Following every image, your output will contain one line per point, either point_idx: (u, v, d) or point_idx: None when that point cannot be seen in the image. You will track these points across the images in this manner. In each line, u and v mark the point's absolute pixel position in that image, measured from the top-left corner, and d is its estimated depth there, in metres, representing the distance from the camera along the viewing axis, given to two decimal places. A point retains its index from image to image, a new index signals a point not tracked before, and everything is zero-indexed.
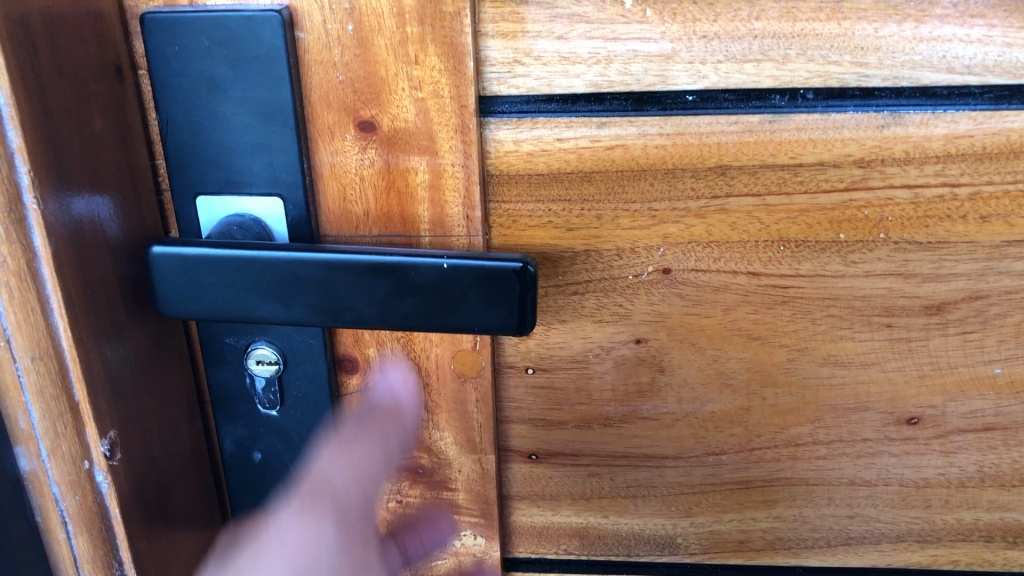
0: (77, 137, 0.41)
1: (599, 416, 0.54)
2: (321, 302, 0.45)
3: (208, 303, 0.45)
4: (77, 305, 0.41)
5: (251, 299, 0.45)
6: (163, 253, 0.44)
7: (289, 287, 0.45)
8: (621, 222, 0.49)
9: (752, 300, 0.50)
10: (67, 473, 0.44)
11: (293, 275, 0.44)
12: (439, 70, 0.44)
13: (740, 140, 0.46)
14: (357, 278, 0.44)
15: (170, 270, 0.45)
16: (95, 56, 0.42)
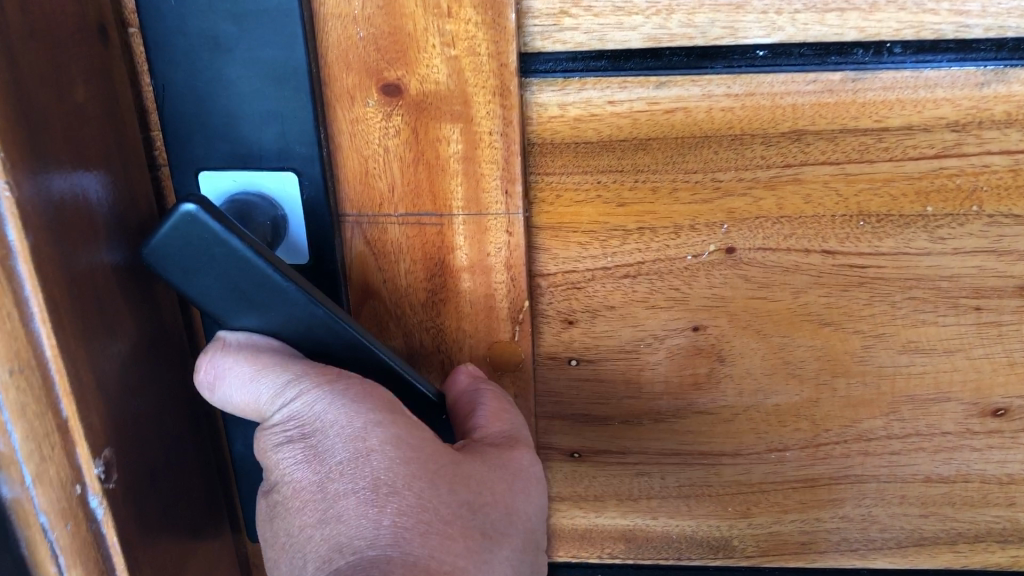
0: (56, 101, 0.35)
1: (650, 411, 0.48)
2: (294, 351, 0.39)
3: (194, 287, 0.37)
4: (61, 307, 0.35)
5: (241, 310, 0.38)
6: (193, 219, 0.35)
7: (284, 321, 0.38)
8: (679, 196, 0.43)
9: (825, 282, 0.45)
10: (57, 500, 0.37)
11: (304, 325, 0.38)
12: (476, 23, 0.39)
13: (818, 101, 0.41)
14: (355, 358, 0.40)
15: (180, 240, 0.35)
16: (70, 12, 0.36)
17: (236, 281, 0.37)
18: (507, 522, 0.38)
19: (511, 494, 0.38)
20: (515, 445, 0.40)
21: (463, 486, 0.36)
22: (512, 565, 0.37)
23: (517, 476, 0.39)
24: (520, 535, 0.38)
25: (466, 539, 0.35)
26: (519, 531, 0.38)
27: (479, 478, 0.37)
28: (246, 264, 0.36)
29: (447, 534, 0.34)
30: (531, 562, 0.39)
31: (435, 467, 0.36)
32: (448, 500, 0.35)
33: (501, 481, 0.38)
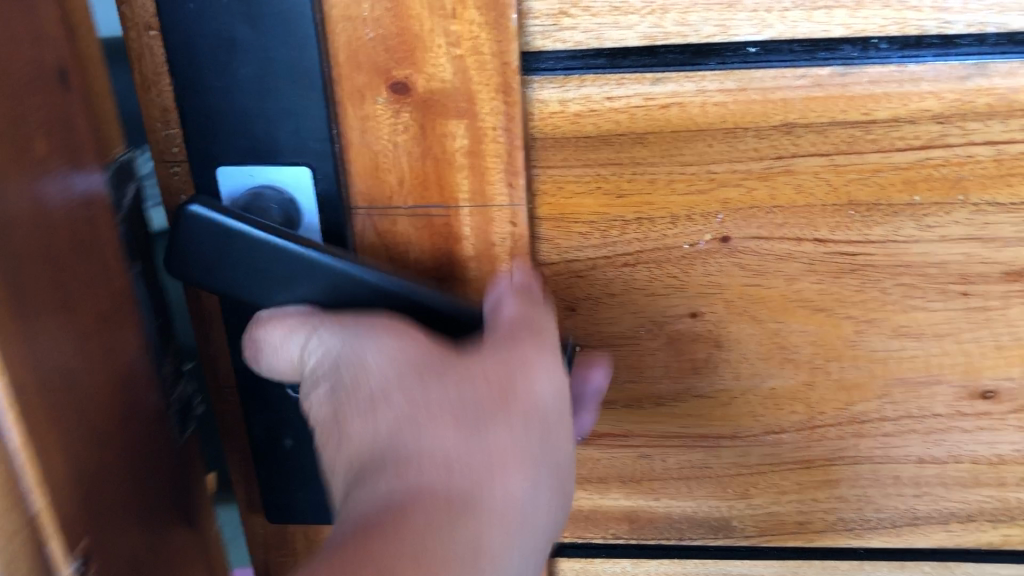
0: (22, 162, 0.33)
1: (651, 394, 0.50)
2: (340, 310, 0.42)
3: (228, 278, 0.41)
4: (14, 363, 0.32)
5: (273, 286, 0.41)
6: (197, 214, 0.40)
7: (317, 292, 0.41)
8: (676, 187, 0.45)
9: (817, 269, 0.46)
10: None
11: (329, 283, 0.41)
12: (480, 24, 0.41)
13: (808, 95, 0.43)
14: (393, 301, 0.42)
15: (208, 233, 0.40)
16: (32, 59, 0.34)
17: (253, 261, 0.41)
18: (519, 397, 0.37)
19: (513, 380, 0.37)
20: (525, 338, 0.39)
21: (458, 389, 0.36)
22: (515, 449, 0.35)
23: (521, 361, 0.38)
24: (533, 414, 0.36)
25: (456, 435, 0.35)
26: (526, 413, 0.36)
27: (478, 377, 0.37)
28: (252, 242, 0.40)
29: (441, 428, 0.35)
30: (555, 456, 0.37)
31: (425, 369, 0.37)
32: (442, 409, 0.35)
33: (502, 369, 0.37)
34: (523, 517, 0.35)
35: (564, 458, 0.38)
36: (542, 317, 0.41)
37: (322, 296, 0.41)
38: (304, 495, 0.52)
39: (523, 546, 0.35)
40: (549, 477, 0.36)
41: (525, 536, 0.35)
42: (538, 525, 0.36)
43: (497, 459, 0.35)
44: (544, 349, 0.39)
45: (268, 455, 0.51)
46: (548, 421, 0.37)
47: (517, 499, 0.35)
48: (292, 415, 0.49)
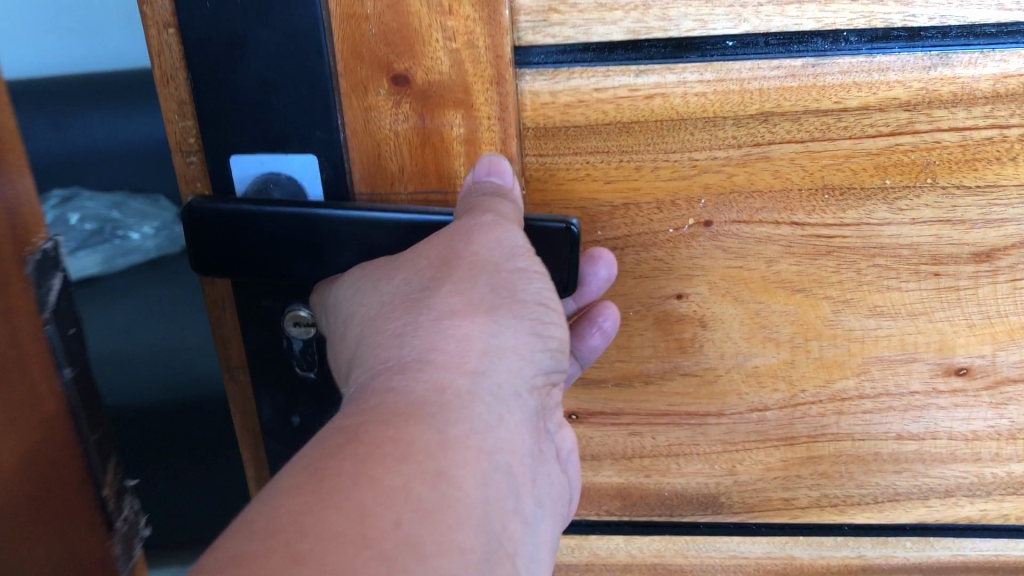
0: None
1: (639, 373, 0.53)
2: (354, 256, 0.46)
3: (250, 259, 0.46)
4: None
5: (288, 255, 0.46)
6: (202, 205, 0.45)
7: (323, 245, 0.46)
8: (660, 174, 0.48)
9: (796, 251, 0.49)
10: None
11: (333, 233, 0.45)
12: (474, 19, 0.44)
13: (782, 85, 0.45)
14: (396, 235, 0.45)
15: (212, 233, 0.45)
16: None
17: (263, 235, 0.45)
18: (475, 258, 0.39)
19: (454, 246, 0.39)
20: (477, 211, 0.41)
21: (405, 302, 0.38)
22: (463, 324, 0.36)
23: (461, 233, 0.40)
24: (477, 264, 0.39)
25: (407, 344, 0.36)
26: (469, 262, 0.39)
27: (419, 269, 0.39)
28: (255, 218, 0.45)
29: (400, 312, 0.38)
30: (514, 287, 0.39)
31: (385, 275, 0.40)
32: (393, 314, 0.38)
33: (441, 257, 0.39)
34: (488, 348, 0.36)
35: (529, 294, 0.39)
36: (495, 203, 0.42)
37: (332, 246, 0.46)
38: None
39: (492, 397, 0.36)
40: (508, 303, 0.38)
41: (502, 361, 0.37)
42: (502, 301, 0.38)
43: (446, 339, 0.36)
44: (489, 212, 0.41)
45: (278, 433, 0.54)
46: (502, 264, 0.39)
47: (484, 342, 0.36)
48: (300, 392, 0.52)
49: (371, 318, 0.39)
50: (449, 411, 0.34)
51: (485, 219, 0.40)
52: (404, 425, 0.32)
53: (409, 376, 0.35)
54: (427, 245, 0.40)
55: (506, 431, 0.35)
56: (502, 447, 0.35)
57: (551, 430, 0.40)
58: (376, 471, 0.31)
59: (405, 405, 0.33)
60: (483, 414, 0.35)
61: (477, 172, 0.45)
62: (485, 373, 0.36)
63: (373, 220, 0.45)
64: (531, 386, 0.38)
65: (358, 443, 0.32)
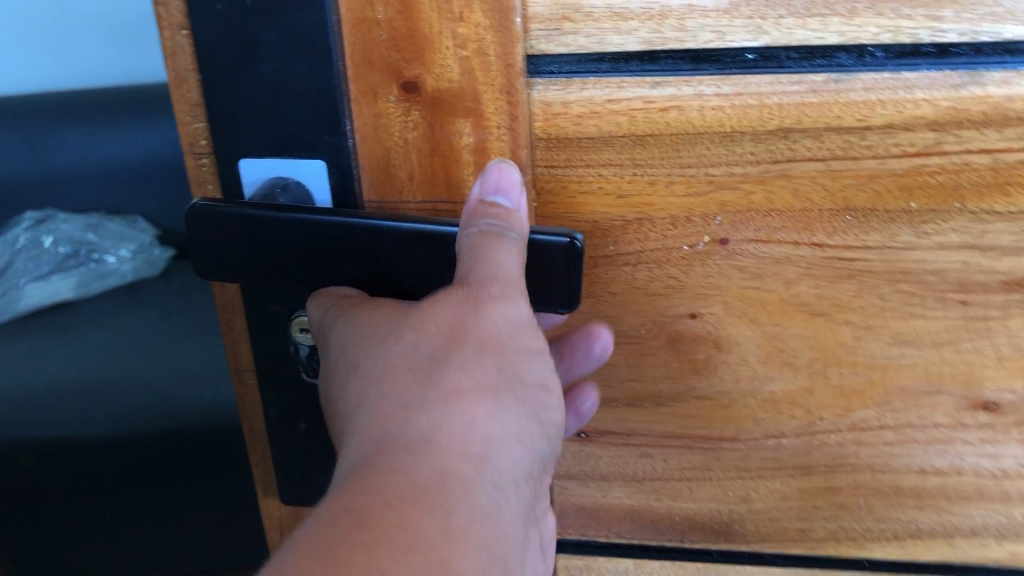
0: None
1: (652, 394, 0.51)
2: (358, 265, 0.45)
3: (252, 263, 0.45)
4: None
5: (291, 261, 0.45)
6: (205, 206, 0.44)
7: (327, 252, 0.45)
8: (675, 189, 0.47)
9: (815, 274, 0.47)
10: None
11: (337, 241, 0.44)
12: (485, 27, 0.43)
13: (803, 101, 0.44)
14: (399, 244, 0.44)
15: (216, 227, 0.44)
16: None
17: (266, 240, 0.44)
18: (484, 333, 0.39)
19: (464, 315, 0.39)
20: (492, 273, 0.40)
21: (411, 372, 0.38)
22: (469, 408, 0.37)
23: (473, 298, 0.39)
24: (485, 341, 0.39)
25: (412, 422, 0.37)
26: (477, 340, 0.39)
27: (428, 336, 0.39)
28: (259, 223, 0.44)
29: (405, 380, 0.38)
30: (519, 367, 0.40)
31: (388, 333, 0.40)
32: (398, 382, 0.38)
33: (450, 326, 0.39)
34: (492, 435, 0.38)
35: (531, 377, 0.40)
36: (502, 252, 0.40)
37: (336, 253, 0.45)
38: (318, 476, 0.54)
39: (491, 485, 0.37)
40: (512, 385, 0.39)
41: (503, 449, 0.38)
42: (507, 385, 0.39)
43: (453, 424, 0.37)
44: (498, 275, 0.40)
45: (284, 437, 0.53)
46: (508, 341, 0.39)
47: (488, 428, 0.37)
48: (305, 399, 0.52)
49: (373, 379, 0.39)
50: (451, 501, 0.35)
51: (495, 280, 0.40)
52: (409, 513, 0.34)
53: (416, 459, 0.35)
54: (433, 307, 0.40)
55: (503, 521, 0.37)
56: (499, 537, 0.36)
57: (535, 512, 0.41)
58: (384, 560, 0.32)
59: (411, 492, 0.34)
60: (482, 505, 0.36)
61: (488, 190, 0.42)
62: (487, 462, 0.37)
63: (378, 229, 0.44)
64: (525, 474, 0.39)
65: (364, 529, 0.33)
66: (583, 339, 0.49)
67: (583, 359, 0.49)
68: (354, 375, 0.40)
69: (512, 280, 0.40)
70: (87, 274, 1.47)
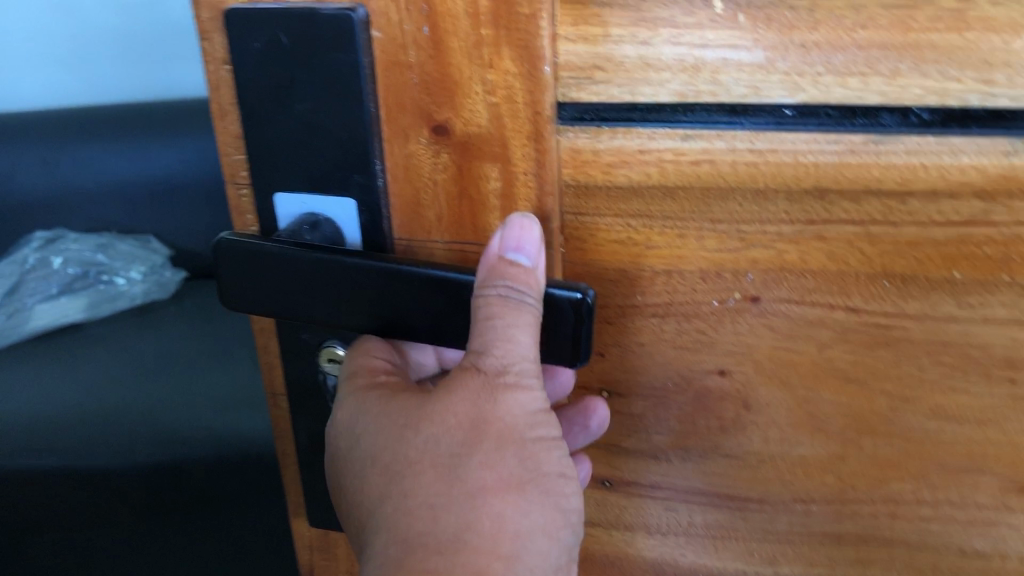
0: None
1: (677, 448, 0.50)
2: (371, 306, 0.45)
3: (273, 298, 0.46)
4: None
5: (309, 298, 0.46)
6: (230, 241, 0.46)
7: (343, 293, 0.45)
8: (706, 243, 0.45)
9: (850, 339, 0.45)
10: None
11: (352, 281, 0.45)
12: (515, 74, 0.43)
13: (841, 162, 0.42)
14: (412, 288, 0.44)
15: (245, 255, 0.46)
16: None
17: (286, 277, 0.46)
18: (501, 427, 0.41)
19: (482, 409, 0.41)
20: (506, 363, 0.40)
21: (434, 465, 0.41)
22: (493, 505, 0.40)
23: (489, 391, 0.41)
24: (504, 435, 0.41)
25: (440, 523, 0.40)
26: (497, 433, 0.41)
27: (448, 429, 0.41)
28: (279, 259, 0.45)
29: (428, 476, 0.41)
30: (538, 456, 0.42)
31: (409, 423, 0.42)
32: (422, 476, 0.41)
33: (470, 420, 0.41)
34: (518, 530, 0.41)
35: (552, 464, 0.42)
36: (515, 322, 0.39)
37: (351, 293, 0.45)
38: None
39: None
40: (533, 477, 0.42)
41: (531, 542, 0.41)
42: (529, 479, 0.42)
43: (481, 522, 0.40)
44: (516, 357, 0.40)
45: (313, 462, 0.54)
46: (527, 432, 0.42)
47: (515, 525, 0.41)
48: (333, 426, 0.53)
49: (397, 468, 0.42)
50: None
51: (511, 369, 0.41)
52: None
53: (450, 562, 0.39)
54: (452, 398, 0.41)
55: None
56: None
57: None
58: None
59: None
60: None
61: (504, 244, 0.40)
62: (516, 558, 0.40)
63: (390, 272, 0.44)
64: (555, 560, 0.42)
65: None
66: (580, 414, 0.50)
67: (579, 433, 0.51)
68: (376, 461, 0.43)
69: (529, 364, 0.41)
70: (97, 295, 1.54)
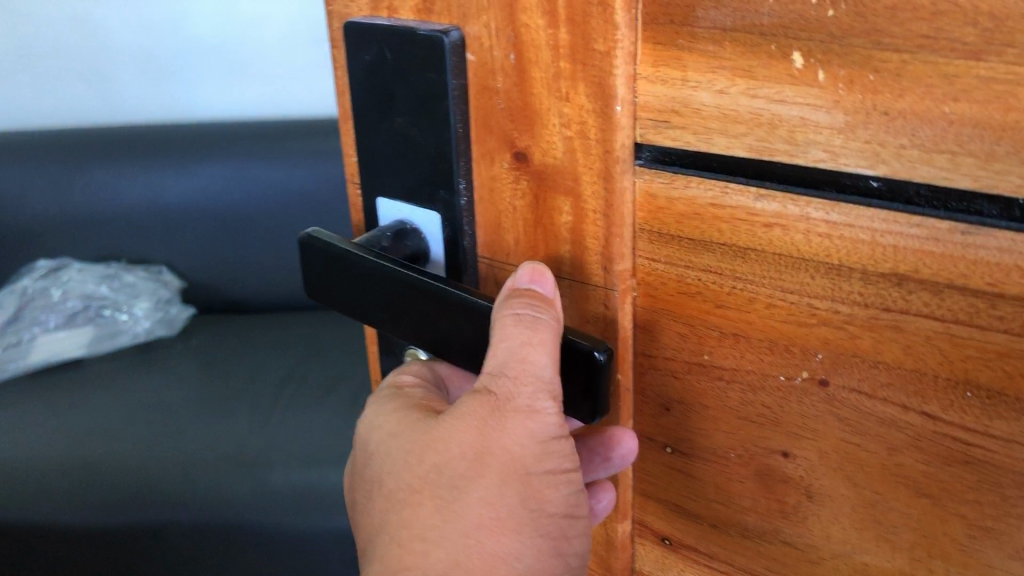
0: None
1: (736, 523, 0.47)
2: (404, 310, 0.48)
3: (340, 294, 0.51)
4: None
5: (362, 298, 0.50)
6: (312, 237, 0.52)
7: (384, 297, 0.49)
8: (776, 313, 0.42)
9: (925, 449, 0.39)
10: None
11: (387, 286, 0.48)
12: (589, 110, 0.42)
13: (922, 248, 0.36)
14: (431, 300, 0.46)
15: (314, 250, 0.51)
16: None
17: (343, 275, 0.50)
18: (501, 461, 0.43)
19: (487, 441, 0.43)
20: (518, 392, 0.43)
21: (437, 490, 0.43)
22: (491, 535, 0.42)
23: (498, 422, 0.43)
24: (507, 467, 0.43)
25: (438, 547, 0.42)
26: (501, 465, 0.43)
27: (454, 457, 0.44)
28: (338, 257, 0.50)
29: (430, 501, 0.43)
30: (542, 492, 0.44)
31: (420, 445, 0.45)
32: (427, 500, 0.43)
33: (475, 450, 0.43)
34: (514, 560, 0.43)
35: (553, 503, 0.45)
36: (532, 344, 0.42)
37: (389, 297, 0.48)
38: None
39: None
40: (534, 512, 0.44)
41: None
42: (529, 515, 0.44)
43: (478, 553, 0.42)
44: (529, 381, 0.43)
45: None
46: (530, 468, 0.44)
47: (512, 557, 0.43)
48: None
49: (404, 489, 0.45)
50: None
51: (522, 399, 0.43)
52: None
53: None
54: (461, 425, 0.44)
55: None
56: None
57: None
58: None
59: None
60: None
61: (520, 279, 0.43)
62: None
63: (413, 280, 0.46)
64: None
65: None
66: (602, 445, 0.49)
67: (601, 466, 0.49)
68: (388, 481, 0.46)
69: (543, 393, 0.43)
70: (99, 327, 1.89)
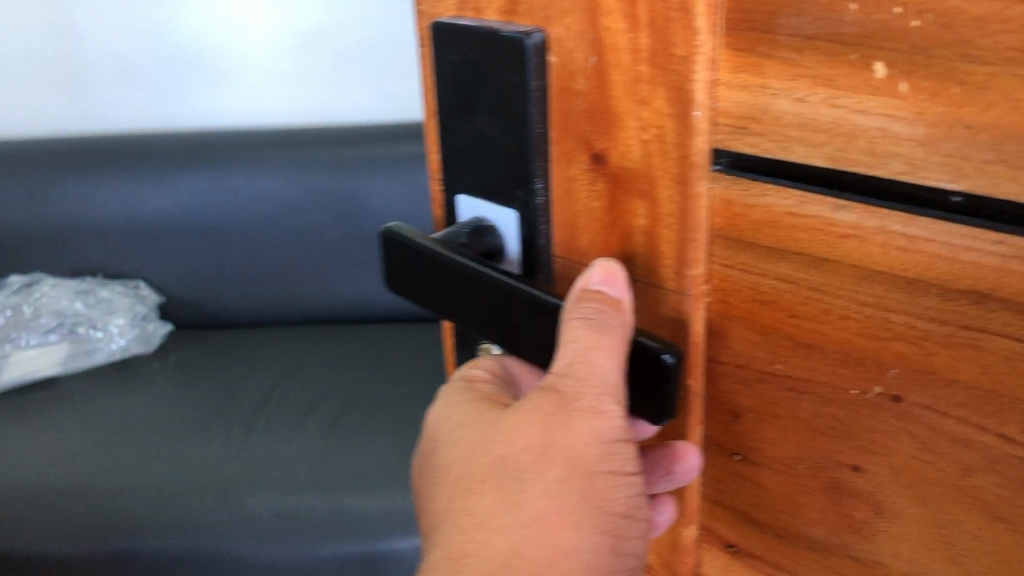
0: None
1: (803, 534, 0.47)
2: (476, 304, 0.49)
3: (416, 287, 0.53)
4: None
5: (437, 290, 0.52)
6: (393, 231, 0.54)
7: (457, 290, 0.50)
8: (851, 325, 0.41)
9: (1001, 472, 0.38)
10: None
11: (461, 280, 0.50)
12: (667, 114, 0.42)
13: (1007, 265, 0.35)
14: (499, 296, 0.48)
15: (399, 243, 0.54)
16: None
17: (420, 267, 0.52)
18: (563, 458, 0.45)
19: (552, 437, 0.45)
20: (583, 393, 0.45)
21: (502, 481, 0.45)
22: (552, 527, 0.44)
23: (563, 420, 0.46)
24: (570, 464, 0.45)
25: (503, 536, 0.44)
26: (565, 461, 0.45)
27: (520, 450, 0.46)
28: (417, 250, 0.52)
29: (495, 492, 0.45)
30: (603, 490, 0.46)
31: (488, 437, 0.47)
32: (492, 490, 0.45)
33: (541, 445, 0.45)
34: (574, 553, 0.45)
35: (614, 501, 0.46)
36: (597, 347, 0.43)
37: (462, 291, 0.50)
38: None
39: None
40: (595, 509, 0.46)
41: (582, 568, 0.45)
42: (590, 511, 0.45)
43: (540, 543, 0.44)
44: (594, 384, 0.44)
45: None
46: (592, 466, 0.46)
47: (571, 550, 0.45)
48: None
49: (470, 477, 0.47)
50: None
51: (589, 400, 0.45)
52: None
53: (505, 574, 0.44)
54: (529, 420, 0.46)
55: None
56: None
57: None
58: None
59: None
60: None
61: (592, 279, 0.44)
62: None
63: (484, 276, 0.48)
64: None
65: None
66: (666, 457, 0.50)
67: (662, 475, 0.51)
68: (454, 469, 0.48)
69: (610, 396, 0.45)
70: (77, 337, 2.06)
